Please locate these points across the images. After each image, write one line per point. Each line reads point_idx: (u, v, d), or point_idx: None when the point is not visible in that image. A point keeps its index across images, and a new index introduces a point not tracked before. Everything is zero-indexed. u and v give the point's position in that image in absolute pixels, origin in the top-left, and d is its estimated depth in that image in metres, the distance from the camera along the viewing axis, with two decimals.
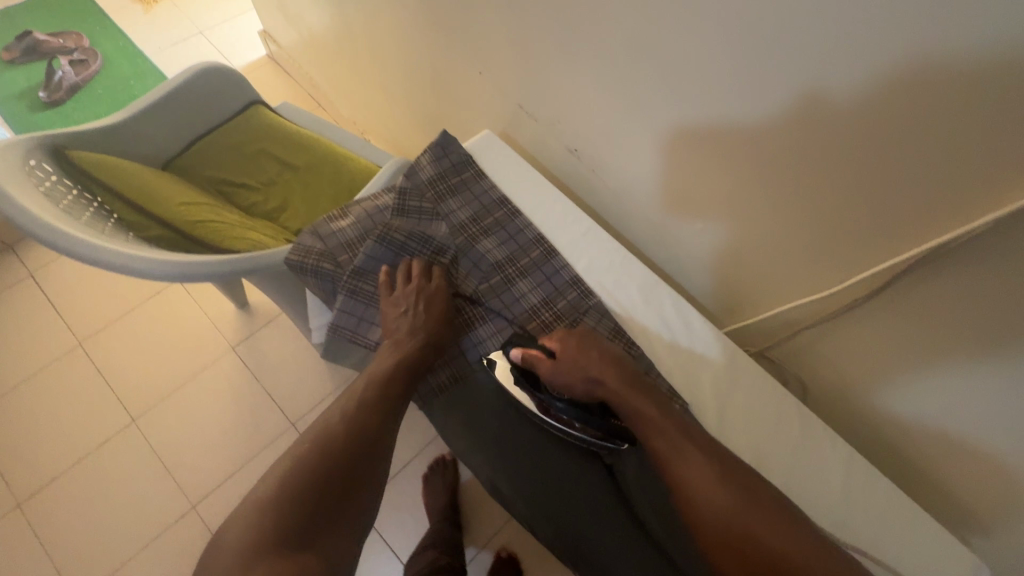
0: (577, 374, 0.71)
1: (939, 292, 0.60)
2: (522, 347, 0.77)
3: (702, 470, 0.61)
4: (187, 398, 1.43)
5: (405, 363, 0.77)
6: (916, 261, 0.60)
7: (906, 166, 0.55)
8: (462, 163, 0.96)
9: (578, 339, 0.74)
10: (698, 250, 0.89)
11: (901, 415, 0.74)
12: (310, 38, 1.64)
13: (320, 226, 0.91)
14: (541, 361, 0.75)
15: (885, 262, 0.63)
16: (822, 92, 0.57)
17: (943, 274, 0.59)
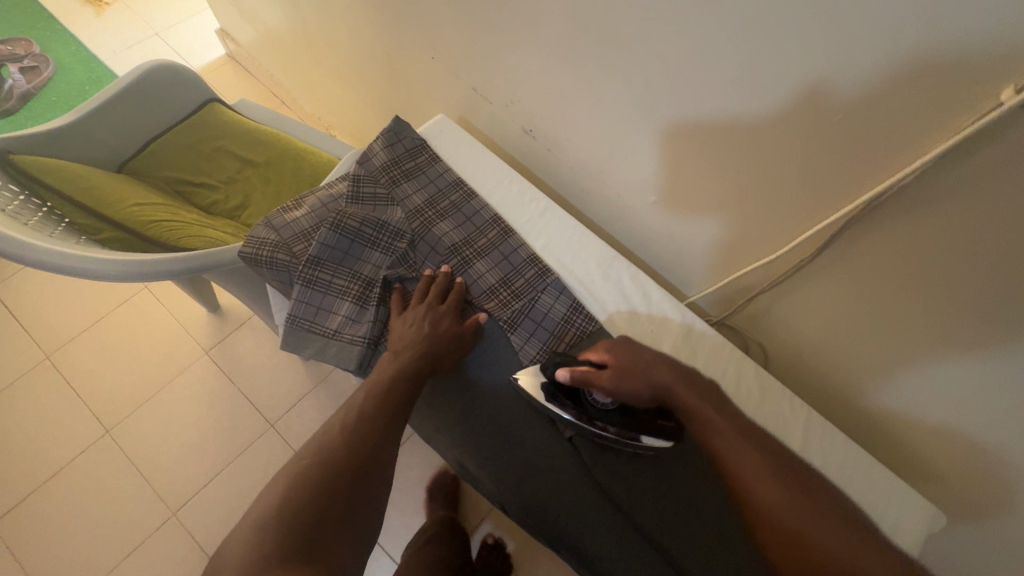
0: (637, 377, 0.59)
1: (888, 245, 0.57)
2: (563, 369, 0.62)
3: (755, 463, 0.50)
4: (162, 405, 1.41)
5: (408, 369, 0.63)
6: (862, 213, 0.57)
7: (860, 123, 0.51)
8: (417, 147, 0.81)
9: (626, 352, 0.61)
10: (656, 228, 0.85)
11: (866, 386, 0.72)
12: (265, 33, 1.59)
13: (271, 216, 0.75)
14: (595, 377, 0.60)
15: (837, 216, 0.60)
16: (770, 44, 0.53)
17: (893, 227, 0.56)
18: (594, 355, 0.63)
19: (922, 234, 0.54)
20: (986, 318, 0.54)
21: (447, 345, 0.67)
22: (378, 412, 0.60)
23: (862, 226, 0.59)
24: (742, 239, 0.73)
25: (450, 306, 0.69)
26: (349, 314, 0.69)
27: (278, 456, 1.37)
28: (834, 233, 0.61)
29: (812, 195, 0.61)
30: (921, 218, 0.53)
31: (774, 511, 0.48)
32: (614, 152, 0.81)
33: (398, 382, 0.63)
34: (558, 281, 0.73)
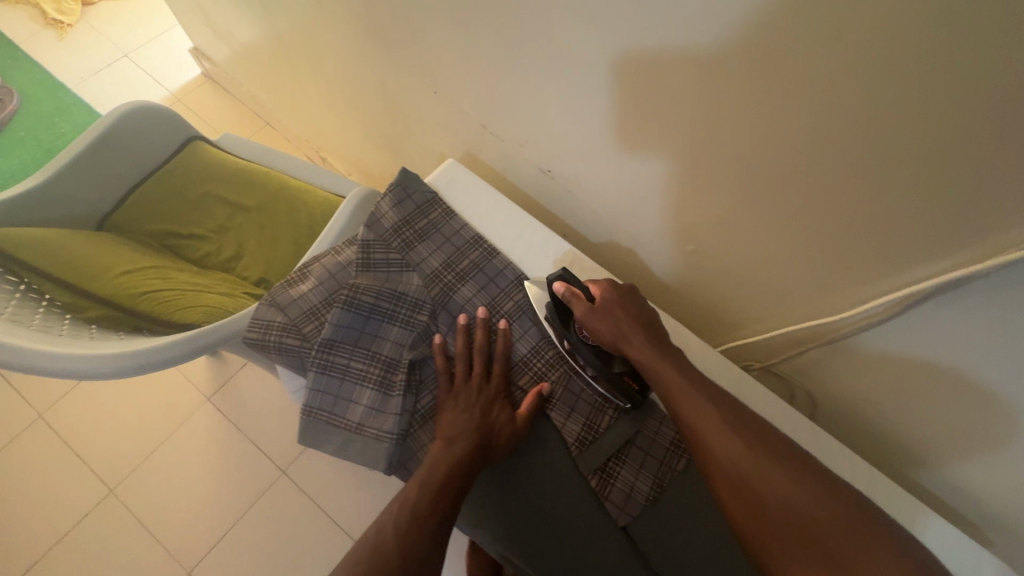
0: (616, 320, 0.60)
1: (977, 318, 0.51)
2: (560, 284, 0.63)
3: (719, 418, 0.52)
4: (166, 459, 1.35)
5: (460, 459, 0.58)
6: (948, 286, 0.51)
7: (960, 189, 0.45)
8: (428, 202, 0.74)
9: (619, 292, 0.62)
10: (691, 272, 0.79)
11: (934, 442, 0.67)
12: (244, 53, 1.49)
13: (275, 292, 0.68)
14: (578, 304, 0.62)
15: (917, 281, 0.53)
16: (859, 106, 0.45)
17: (986, 302, 0.49)
18: (592, 287, 0.64)
19: (1022, 314, 0.48)
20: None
21: (499, 426, 0.61)
22: (435, 508, 0.54)
23: (944, 298, 0.52)
24: (795, 294, 0.67)
25: (495, 380, 0.65)
26: (371, 404, 0.62)
27: (293, 503, 1.32)
28: (910, 302, 0.55)
29: (884, 260, 0.55)
30: (1022, 299, 0.47)
31: (740, 462, 0.50)
32: (646, 199, 0.74)
33: (453, 476, 0.56)
34: None
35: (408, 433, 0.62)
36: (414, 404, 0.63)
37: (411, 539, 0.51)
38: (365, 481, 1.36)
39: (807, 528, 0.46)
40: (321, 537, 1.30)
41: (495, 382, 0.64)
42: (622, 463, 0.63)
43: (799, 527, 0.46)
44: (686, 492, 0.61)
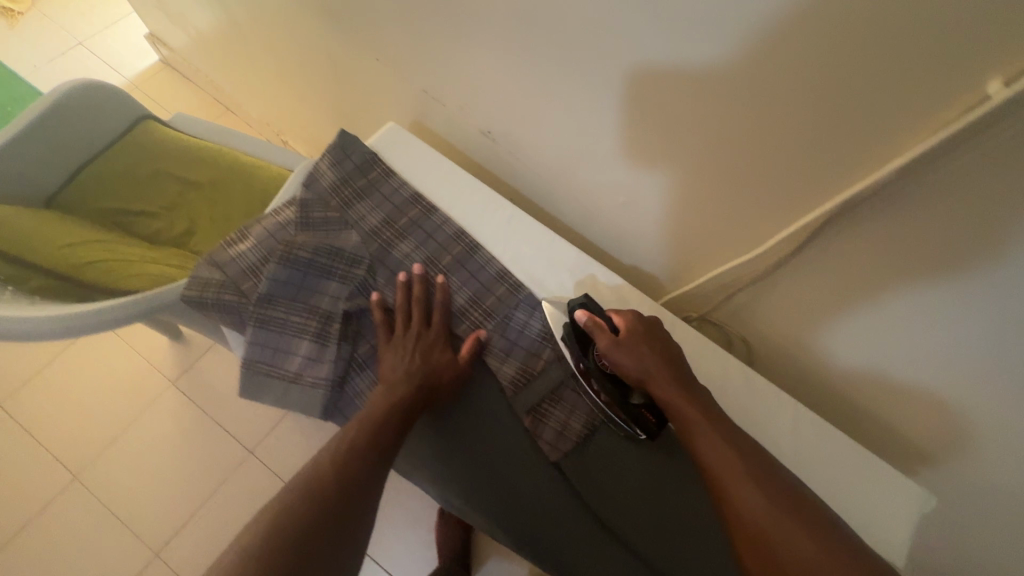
0: (640, 355, 0.57)
1: (869, 241, 0.55)
2: (583, 314, 0.61)
3: (741, 470, 0.51)
4: (132, 443, 1.34)
5: (400, 404, 0.60)
6: (841, 211, 0.54)
7: (847, 106, 0.47)
8: (367, 161, 0.75)
9: (644, 326, 0.60)
10: (627, 226, 0.81)
11: (852, 376, 0.70)
12: (199, 37, 1.48)
13: (213, 252, 0.69)
14: (601, 334, 0.59)
15: (819, 207, 0.56)
16: (750, 34, 0.48)
17: (875, 223, 0.53)
18: (616, 317, 0.62)
19: (904, 232, 0.51)
20: (972, 315, 0.52)
21: (439, 375, 0.63)
22: (374, 445, 0.56)
23: (839, 225, 0.56)
24: (720, 239, 0.70)
25: (434, 330, 0.66)
26: (308, 354, 0.64)
27: (261, 482, 1.33)
28: (811, 233, 0.58)
29: (790, 194, 0.58)
30: (903, 217, 0.50)
31: (757, 516, 0.49)
32: (581, 153, 0.76)
33: (392, 420, 0.59)
34: (530, 295, 0.69)
35: (345, 381, 0.64)
36: (351, 353, 0.65)
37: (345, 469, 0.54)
38: None
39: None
40: None
41: (434, 332, 0.66)
42: (555, 403, 0.65)
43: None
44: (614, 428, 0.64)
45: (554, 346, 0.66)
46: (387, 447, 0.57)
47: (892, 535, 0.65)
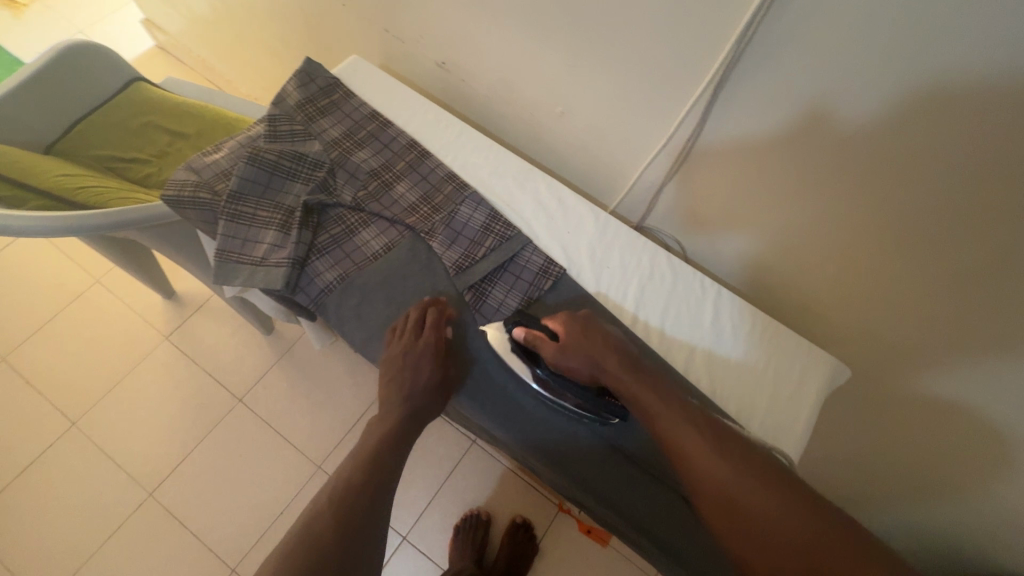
0: (583, 356, 0.62)
1: (760, 89, 0.62)
2: (520, 329, 0.65)
3: (696, 439, 0.53)
4: (127, 393, 1.42)
5: (394, 429, 0.67)
6: (734, 62, 0.61)
7: None
8: (330, 86, 0.84)
9: (579, 323, 0.65)
10: (569, 141, 0.88)
11: (768, 250, 0.78)
12: (189, 16, 1.58)
13: (190, 162, 0.77)
14: (545, 345, 0.64)
15: (713, 69, 0.63)
16: None
17: (761, 69, 0.60)
18: (551, 322, 0.66)
19: (785, 69, 0.58)
20: (850, 143, 0.60)
21: (429, 398, 0.67)
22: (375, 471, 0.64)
23: (736, 77, 0.63)
24: (645, 133, 0.77)
25: (428, 342, 0.65)
26: (274, 241, 0.71)
27: (249, 428, 1.40)
28: (715, 90, 0.66)
29: (693, 63, 0.65)
30: (783, 55, 0.57)
31: (713, 478, 0.51)
32: (521, 70, 0.84)
33: (389, 446, 0.67)
34: (474, 192, 0.77)
35: (305, 263, 0.71)
36: (313, 241, 0.72)
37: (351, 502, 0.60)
38: (317, 405, 1.44)
39: (770, 528, 0.48)
40: (275, 456, 1.38)
41: (428, 345, 0.65)
42: (493, 282, 0.72)
43: (763, 526, 0.48)
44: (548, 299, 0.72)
45: (494, 234, 0.74)
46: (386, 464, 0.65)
47: (809, 394, 0.71)
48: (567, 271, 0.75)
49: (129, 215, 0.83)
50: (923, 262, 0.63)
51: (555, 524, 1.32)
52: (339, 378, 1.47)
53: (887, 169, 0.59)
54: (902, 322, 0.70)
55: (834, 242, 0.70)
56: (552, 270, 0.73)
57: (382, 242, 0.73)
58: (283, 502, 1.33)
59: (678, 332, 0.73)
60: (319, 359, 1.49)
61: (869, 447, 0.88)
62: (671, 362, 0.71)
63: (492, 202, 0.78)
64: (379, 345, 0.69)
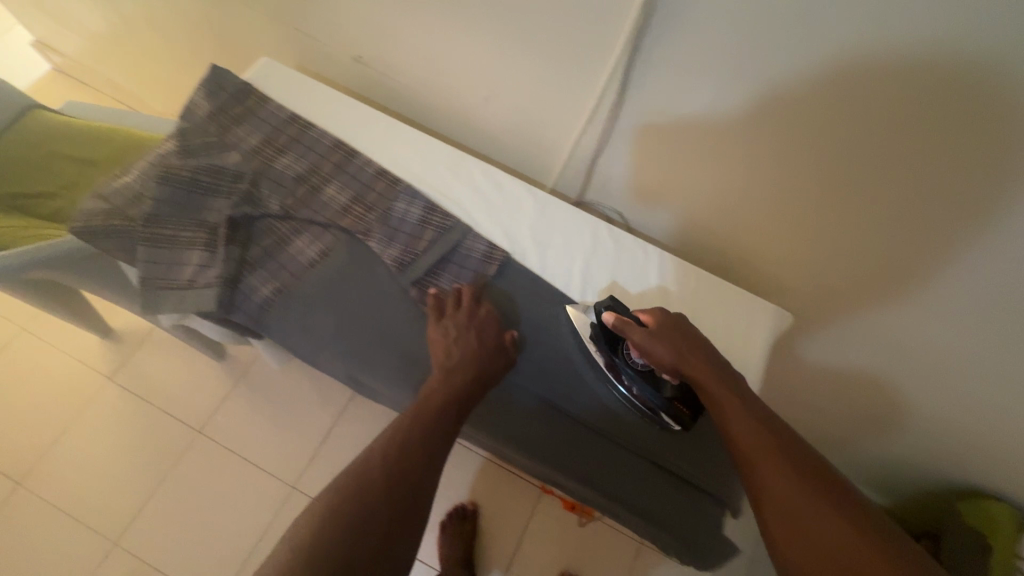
0: (671, 345, 0.60)
1: (673, 52, 0.62)
2: (611, 314, 0.64)
3: (770, 452, 0.51)
4: (75, 441, 1.34)
5: (456, 392, 0.62)
6: (644, 27, 0.61)
7: None
8: (242, 91, 0.79)
9: (672, 318, 0.63)
10: (498, 125, 0.87)
11: (700, 212, 0.80)
12: (85, 34, 1.46)
13: (99, 188, 0.72)
14: (632, 330, 0.62)
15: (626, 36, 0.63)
16: None
17: (671, 32, 0.60)
18: (643, 313, 0.64)
19: (695, 29, 0.59)
20: (765, 94, 0.61)
21: (490, 364, 0.66)
22: (427, 436, 0.59)
23: (649, 42, 0.63)
24: (571, 109, 0.77)
25: (488, 311, 0.69)
26: (201, 262, 0.67)
27: (215, 458, 1.35)
28: (631, 57, 0.65)
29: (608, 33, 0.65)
30: (690, 15, 0.58)
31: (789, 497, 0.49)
32: (441, 57, 0.82)
33: (449, 406, 0.61)
34: (408, 186, 0.75)
35: (238, 280, 0.67)
36: (243, 255, 0.69)
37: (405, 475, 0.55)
38: (284, 425, 1.40)
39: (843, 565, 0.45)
40: (246, 482, 1.33)
41: (488, 314, 0.69)
42: (439, 276, 0.71)
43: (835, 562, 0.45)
44: (494, 286, 0.72)
45: (433, 227, 0.72)
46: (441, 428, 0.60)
47: (754, 345, 0.74)
48: (511, 255, 0.74)
49: (39, 253, 0.78)
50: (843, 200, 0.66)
51: (538, 508, 1.35)
52: (303, 393, 1.43)
53: (801, 115, 0.61)
54: (832, 261, 0.74)
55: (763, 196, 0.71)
56: (496, 255, 0.73)
57: (317, 249, 0.70)
58: (261, 528, 1.30)
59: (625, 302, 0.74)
60: (279, 378, 1.44)
61: (818, 385, 0.93)
62: None
63: (427, 194, 0.76)
64: (328, 354, 0.68)
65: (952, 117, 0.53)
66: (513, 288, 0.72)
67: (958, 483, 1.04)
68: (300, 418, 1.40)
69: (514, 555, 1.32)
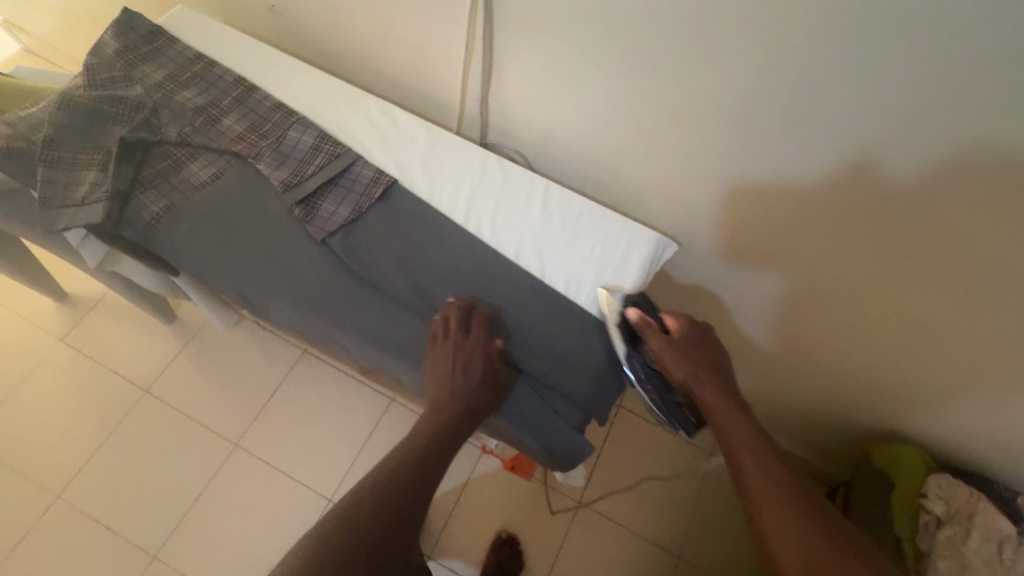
0: (688, 357, 0.64)
1: None
2: (638, 313, 0.67)
3: (763, 468, 0.58)
4: (25, 399, 1.38)
5: (446, 422, 0.65)
6: None
7: None
8: (151, 33, 0.83)
9: (698, 333, 0.67)
10: (402, 68, 0.92)
11: (585, 142, 0.85)
12: (41, 8, 1.51)
13: (6, 117, 0.76)
14: (653, 334, 0.65)
15: None
16: None
17: None
18: (669, 320, 0.67)
19: None
20: (602, 11, 0.66)
21: (479, 400, 0.66)
22: (411, 468, 0.63)
23: None
24: (453, 44, 0.82)
25: (479, 341, 0.67)
26: (94, 181, 0.71)
27: (159, 417, 1.38)
28: None
29: None
30: None
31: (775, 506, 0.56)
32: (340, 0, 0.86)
33: (433, 443, 0.65)
34: (302, 117, 0.78)
35: (129, 198, 0.72)
36: (137, 177, 0.73)
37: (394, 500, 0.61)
38: (228, 386, 1.42)
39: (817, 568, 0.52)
40: (189, 440, 1.36)
41: (479, 345, 0.67)
42: (324, 197, 0.74)
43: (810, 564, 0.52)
44: (378, 208, 0.75)
45: (322, 153, 0.76)
46: (424, 468, 0.63)
47: (632, 264, 0.76)
48: (398, 180, 0.77)
49: None
50: (699, 112, 0.70)
51: (478, 467, 1.36)
52: (249, 356, 1.45)
53: (636, 28, 0.65)
54: (701, 182, 0.79)
55: (630, 118, 0.77)
56: (382, 179, 0.76)
57: (209, 172, 0.74)
58: (201, 484, 1.32)
59: (505, 223, 0.77)
60: (226, 341, 1.47)
61: None
62: (501, 251, 0.75)
63: (321, 125, 0.80)
64: (213, 267, 0.71)
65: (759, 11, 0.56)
66: (397, 210, 0.75)
67: (875, 427, 1.06)
68: (246, 378, 1.43)
69: (452, 512, 1.32)
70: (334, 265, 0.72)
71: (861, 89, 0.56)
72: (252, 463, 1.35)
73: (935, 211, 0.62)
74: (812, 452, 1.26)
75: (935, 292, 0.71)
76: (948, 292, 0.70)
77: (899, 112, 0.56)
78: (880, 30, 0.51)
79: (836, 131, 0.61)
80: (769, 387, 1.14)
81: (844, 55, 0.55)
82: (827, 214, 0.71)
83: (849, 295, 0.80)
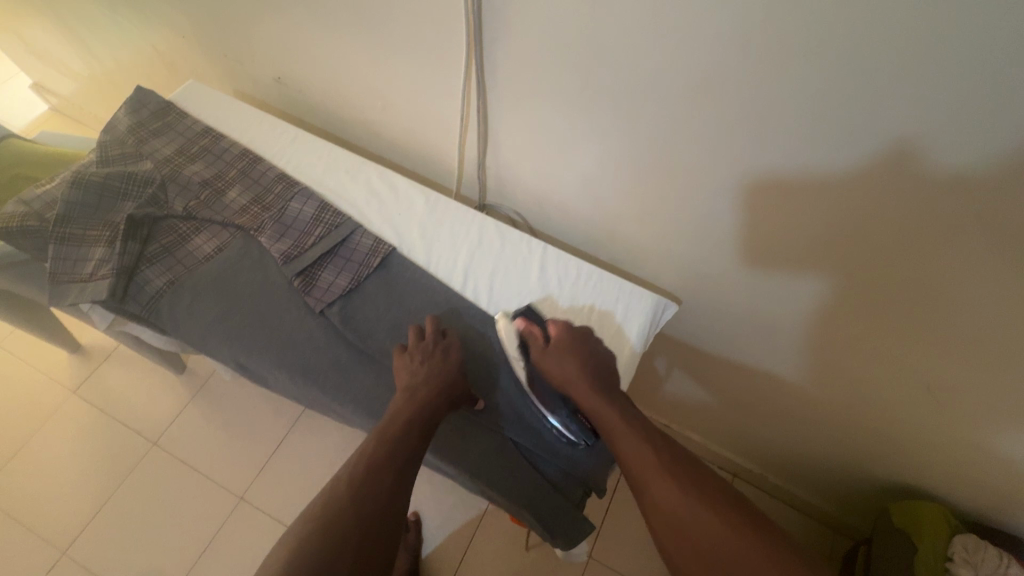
0: (566, 361, 0.66)
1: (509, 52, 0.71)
2: (522, 323, 0.70)
3: (647, 457, 0.58)
4: (36, 453, 1.39)
5: (425, 405, 0.64)
6: (479, 33, 0.70)
7: None
8: (163, 108, 0.87)
9: (573, 334, 0.68)
10: (400, 133, 0.94)
11: (580, 202, 0.86)
12: (66, 74, 1.59)
13: (22, 195, 0.79)
14: (535, 344, 0.69)
15: (469, 44, 0.72)
16: None
17: (501, 34, 0.69)
18: (551, 327, 0.70)
19: (520, 28, 0.67)
20: (592, 86, 0.68)
21: (450, 392, 0.66)
22: (388, 463, 0.59)
23: (491, 44, 0.71)
24: (451, 115, 0.85)
25: (453, 338, 0.71)
26: (102, 257, 0.73)
27: (165, 468, 1.38)
28: (480, 62, 0.74)
29: (458, 44, 0.73)
30: (509, 16, 0.66)
31: (659, 494, 0.56)
32: (340, 74, 0.90)
33: (414, 426, 0.62)
34: (304, 188, 0.80)
35: (135, 273, 0.74)
36: (143, 251, 0.75)
37: (374, 498, 0.57)
38: (234, 435, 1.43)
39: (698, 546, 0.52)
40: (194, 492, 1.36)
41: (453, 340, 0.71)
42: (323, 268, 0.76)
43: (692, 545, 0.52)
44: (376, 277, 0.76)
45: (323, 223, 0.78)
46: (399, 459, 0.60)
47: (630, 326, 0.75)
48: (396, 248, 0.78)
49: None
50: (690, 179, 0.71)
51: (485, 519, 1.33)
52: (256, 405, 1.46)
53: (626, 102, 0.67)
54: (697, 241, 0.79)
55: (625, 180, 0.77)
56: (381, 248, 0.77)
57: (213, 245, 0.77)
58: (205, 539, 1.31)
59: (503, 289, 0.77)
60: (233, 390, 1.48)
61: None
62: (498, 318, 0.75)
63: (323, 195, 0.81)
64: (216, 338, 0.73)
65: (741, 89, 0.58)
66: (396, 278, 0.76)
67: (895, 482, 1.01)
68: (252, 427, 1.43)
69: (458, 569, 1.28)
70: (333, 336, 0.73)
71: (846, 158, 0.57)
72: (258, 516, 1.33)
73: (931, 265, 0.61)
74: (830, 502, 1.20)
75: (941, 347, 0.69)
76: (955, 340, 0.67)
77: (879, 177, 0.57)
78: (858, 110, 0.53)
79: (826, 191, 0.62)
80: (779, 439, 1.10)
81: (826, 129, 0.56)
82: (826, 268, 0.71)
83: (856, 354, 0.79)
